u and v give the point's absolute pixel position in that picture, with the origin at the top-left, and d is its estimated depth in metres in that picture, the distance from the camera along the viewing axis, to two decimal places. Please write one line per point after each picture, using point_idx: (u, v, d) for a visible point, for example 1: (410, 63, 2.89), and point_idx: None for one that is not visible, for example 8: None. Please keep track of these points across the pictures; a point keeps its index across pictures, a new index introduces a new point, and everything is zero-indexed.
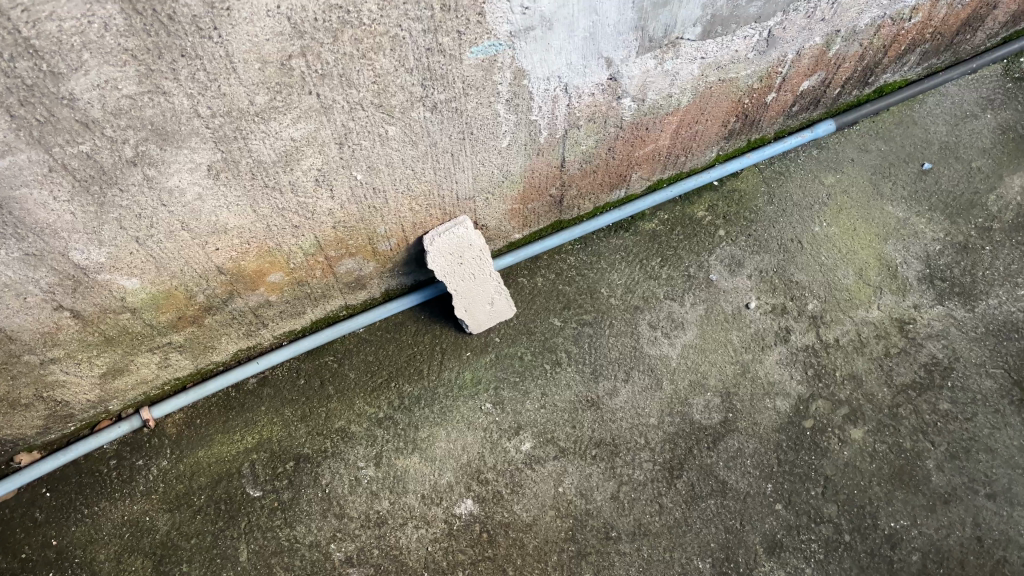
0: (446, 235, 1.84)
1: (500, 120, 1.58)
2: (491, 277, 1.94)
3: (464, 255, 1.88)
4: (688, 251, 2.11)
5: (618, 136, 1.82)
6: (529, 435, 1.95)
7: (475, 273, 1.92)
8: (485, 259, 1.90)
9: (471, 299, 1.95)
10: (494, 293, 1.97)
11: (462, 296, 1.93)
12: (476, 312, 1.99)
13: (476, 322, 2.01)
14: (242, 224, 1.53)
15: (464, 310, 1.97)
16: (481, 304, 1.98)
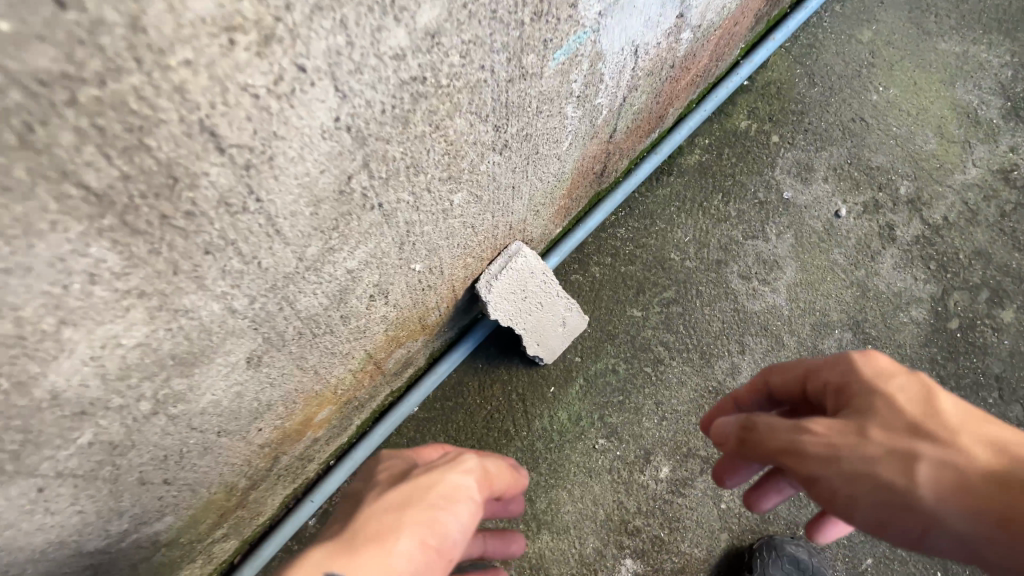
0: (500, 271, 1.43)
1: (566, 122, 1.15)
2: (558, 298, 1.51)
3: (524, 285, 1.48)
4: (747, 173, 1.76)
5: (668, 77, 1.42)
6: (663, 458, 1.60)
7: (540, 300, 1.50)
8: (550, 280, 1.50)
9: (543, 332, 1.53)
10: (567, 314, 1.55)
11: (532, 332, 1.51)
12: (551, 343, 1.57)
13: (552, 352, 1.60)
14: (288, 390, 1.07)
15: (538, 347, 1.55)
16: (555, 332, 1.56)
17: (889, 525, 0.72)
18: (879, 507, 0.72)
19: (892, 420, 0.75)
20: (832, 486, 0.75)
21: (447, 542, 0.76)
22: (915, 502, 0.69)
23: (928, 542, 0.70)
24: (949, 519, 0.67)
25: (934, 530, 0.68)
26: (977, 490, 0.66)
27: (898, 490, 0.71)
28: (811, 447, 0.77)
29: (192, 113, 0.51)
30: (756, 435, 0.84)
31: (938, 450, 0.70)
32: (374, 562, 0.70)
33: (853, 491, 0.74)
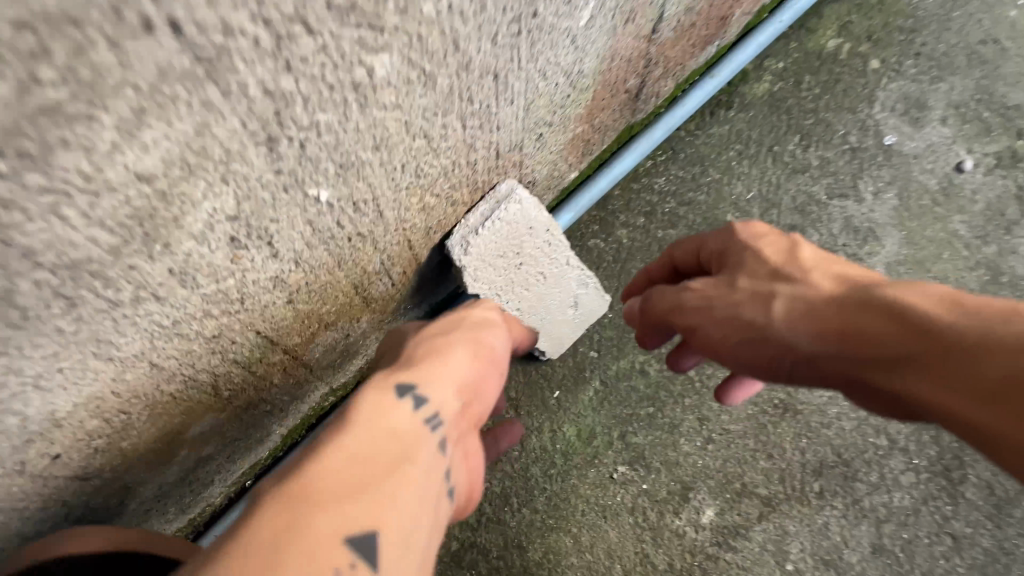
0: (483, 223, 0.96)
1: None
2: (568, 265, 1.08)
3: (518, 245, 1.02)
4: (836, 109, 1.28)
5: None
6: (706, 496, 1.17)
7: (542, 268, 1.06)
8: (556, 238, 1.05)
9: (545, 315, 1.11)
10: (581, 288, 1.12)
11: (529, 312, 1.09)
12: (558, 330, 1.14)
13: (558, 343, 1.16)
14: (92, 394, 0.63)
15: (539, 336, 1.13)
16: (564, 313, 1.13)
17: (778, 360, 0.65)
18: (754, 350, 0.67)
19: (757, 268, 0.70)
20: (708, 336, 0.71)
21: (496, 357, 0.72)
22: (793, 344, 0.62)
23: (803, 375, 0.63)
24: (814, 350, 0.61)
25: (807, 360, 0.62)
26: (868, 331, 0.55)
27: (787, 336, 0.63)
28: (688, 301, 0.73)
29: None
30: (664, 302, 0.77)
31: (807, 301, 0.63)
32: (429, 369, 0.64)
33: (745, 343, 0.67)
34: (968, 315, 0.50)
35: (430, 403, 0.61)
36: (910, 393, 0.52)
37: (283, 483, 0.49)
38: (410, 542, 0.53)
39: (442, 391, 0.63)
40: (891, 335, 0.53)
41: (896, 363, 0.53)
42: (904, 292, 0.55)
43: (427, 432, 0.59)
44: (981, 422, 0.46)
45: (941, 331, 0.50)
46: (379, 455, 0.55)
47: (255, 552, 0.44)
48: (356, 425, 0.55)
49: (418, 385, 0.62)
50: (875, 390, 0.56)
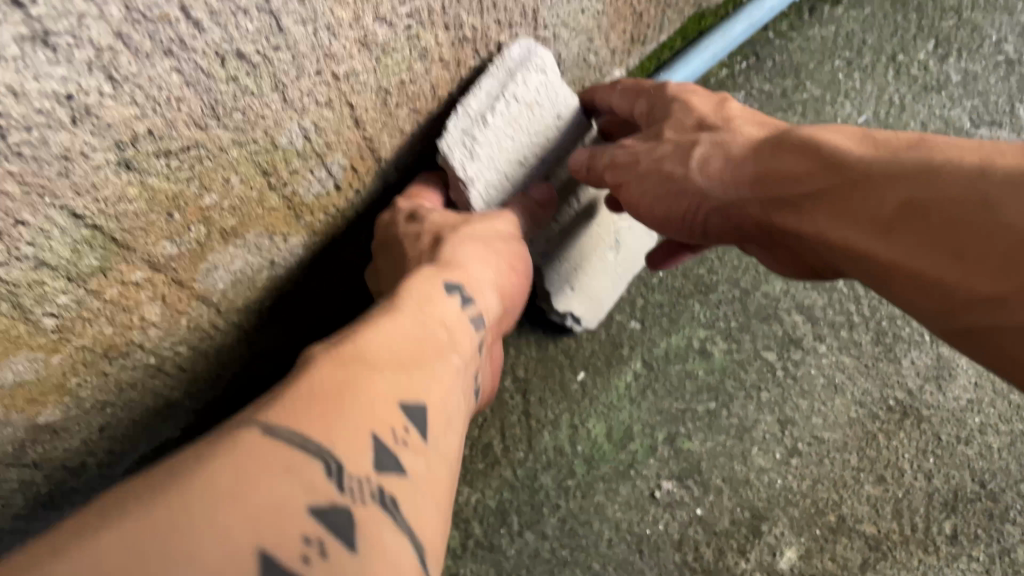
0: (496, 107, 0.65)
1: None
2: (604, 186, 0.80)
3: (546, 147, 0.71)
4: (985, 8, 0.94)
5: None
6: (787, 530, 0.82)
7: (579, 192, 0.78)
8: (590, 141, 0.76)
9: (582, 263, 0.81)
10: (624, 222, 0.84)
11: (563, 257, 0.80)
12: (602, 291, 0.83)
13: (598, 306, 0.83)
14: None
15: (579, 298, 0.81)
16: (608, 268, 0.83)
17: (693, 223, 0.62)
18: (668, 210, 0.62)
19: (684, 118, 0.64)
20: (625, 198, 0.64)
21: (526, 268, 0.68)
22: (710, 196, 0.59)
23: (717, 236, 0.62)
24: (750, 205, 0.57)
25: (721, 211, 0.59)
26: (816, 190, 0.51)
27: (700, 188, 0.59)
28: (613, 162, 0.64)
29: None
30: (590, 157, 0.66)
31: (724, 143, 0.60)
32: (467, 274, 0.61)
33: (655, 200, 0.62)
34: (903, 158, 0.47)
35: (474, 305, 0.60)
36: (844, 245, 0.49)
37: (336, 346, 0.48)
38: (433, 481, 0.46)
39: (483, 294, 0.62)
40: (827, 181, 0.50)
41: (806, 202, 0.52)
42: (839, 138, 0.51)
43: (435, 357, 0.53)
44: (891, 259, 0.46)
45: (862, 169, 0.49)
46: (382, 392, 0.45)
47: (289, 422, 0.41)
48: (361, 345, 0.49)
49: (466, 288, 0.61)
50: (783, 232, 0.55)
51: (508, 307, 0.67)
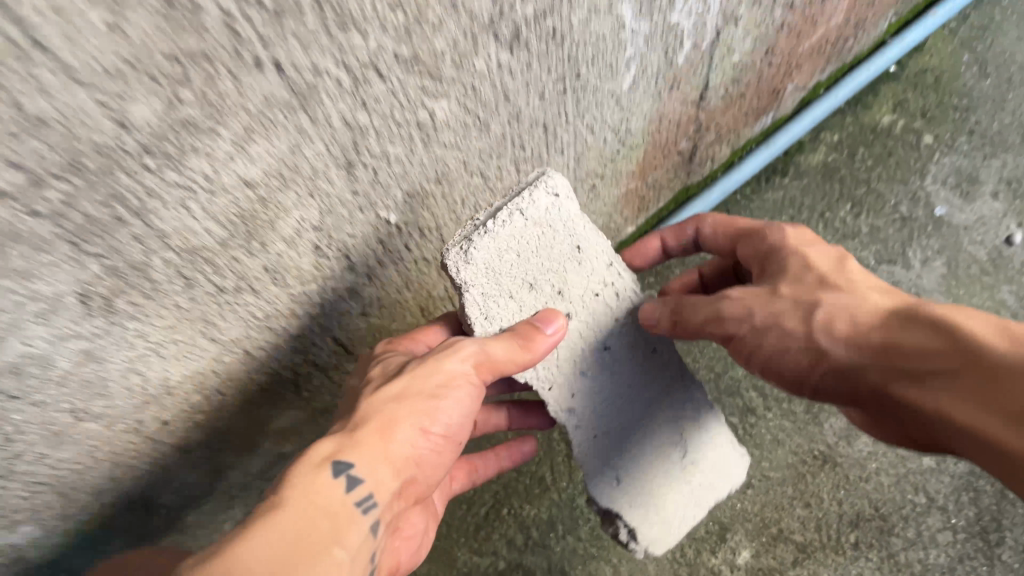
0: (497, 216, 0.79)
1: (624, 39, 0.82)
2: (619, 316, 0.88)
3: (560, 269, 0.83)
4: (888, 180, 1.36)
5: (784, 23, 1.07)
6: (743, 538, 1.22)
7: (599, 332, 0.87)
8: (613, 280, 0.87)
9: (642, 471, 0.88)
10: (650, 359, 0.89)
11: (605, 434, 0.88)
12: (665, 504, 0.88)
13: (665, 538, 0.89)
14: (195, 370, 0.77)
15: (629, 499, 0.88)
16: (670, 477, 0.89)
17: (812, 375, 0.74)
18: (790, 360, 0.76)
19: (801, 277, 0.77)
20: (771, 347, 0.76)
21: (447, 424, 0.76)
22: (829, 355, 0.72)
23: (828, 391, 0.74)
24: (870, 370, 0.69)
25: (836, 372, 0.72)
26: (908, 364, 0.66)
27: (823, 348, 0.72)
28: (738, 311, 0.77)
29: None
30: (699, 303, 0.80)
31: (850, 307, 0.73)
32: (376, 449, 0.71)
33: (774, 350, 0.76)
34: (1008, 341, 0.61)
35: (363, 485, 0.69)
36: (943, 410, 0.62)
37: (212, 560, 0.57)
38: None
39: (380, 472, 0.70)
40: (930, 351, 0.65)
41: (931, 377, 0.64)
42: (949, 312, 0.66)
43: (358, 513, 0.68)
44: (996, 435, 0.58)
45: (961, 354, 0.62)
46: (304, 536, 0.62)
47: None
48: (294, 488, 0.65)
49: (356, 468, 0.69)
50: (897, 402, 0.67)
51: (438, 470, 0.79)
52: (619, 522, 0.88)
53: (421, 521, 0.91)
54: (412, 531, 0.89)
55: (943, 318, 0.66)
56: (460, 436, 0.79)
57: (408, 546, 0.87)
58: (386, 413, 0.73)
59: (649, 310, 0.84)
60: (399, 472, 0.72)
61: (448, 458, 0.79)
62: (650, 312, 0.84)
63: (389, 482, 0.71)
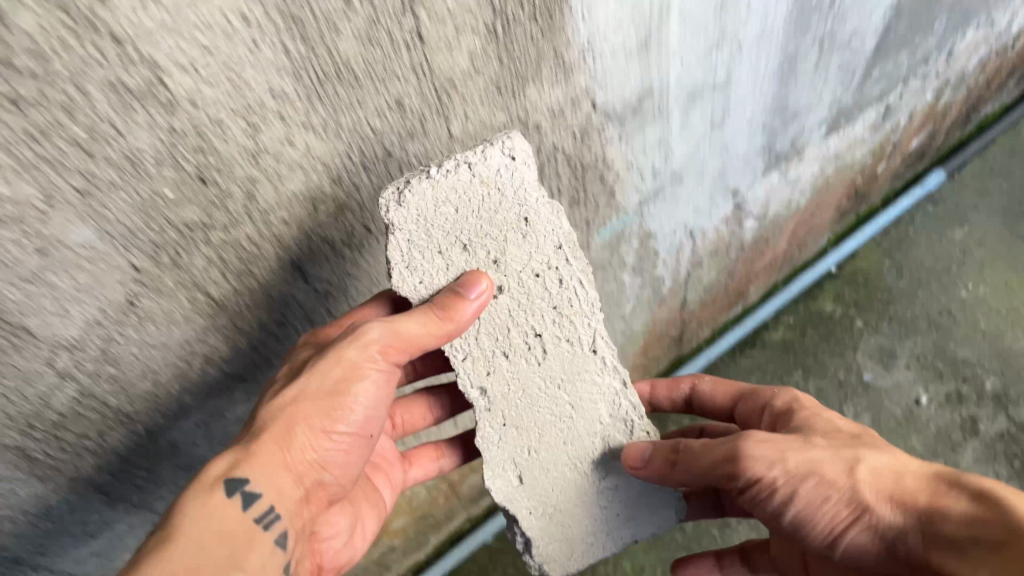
0: (442, 164, 0.76)
1: (625, 288, 1.35)
2: (555, 308, 0.84)
3: (501, 236, 0.80)
4: (829, 353, 1.82)
5: (739, 258, 1.60)
6: None
7: (529, 318, 0.84)
8: (559, 266, 0.82)
9: (547, 475, 0.88)
10: (581, 357, 0.86)
11: (519, 430, 0.87)
12: (568, 523, 0.90)
13: (565, 567, 0.91)
14: None
15: (524, 502, 0.88)
16: (578, 491, 0.89)
17: (846, 535, 0.66)
18: (827, 518, 0.67)
19: (834, 433, 0.73)
20: (796, 515, 0.69)
21: (365, 424, 0.81)
22: (872, 513, 0.65)
23: (852, 557, 0.67)
24: (914, 533, 0.63)
25: (874, 531, 0.65)
26: (952, 533, 0.60)
27: (868, 503, 0.65)
28: (772, 454, 0.69)
29: (284, 252, 0.77)
30: (732, 450, 0.71)
31: (893, 467, 0.67)
32: (277, 465, 0.74)
33: (814, 515, 0.68)
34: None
35: (260, 498, 0.72)
36: None
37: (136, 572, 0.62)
38: None
39: (281, 475, 0.74)
40: (1012, 543, 0.57)
41: (1011, 569, 0.56)
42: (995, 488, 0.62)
43: (260, 530, 0.72)
44: None
45: (1008, 526, 0.58)
46: (221, 546, 0.68)
47: None
48: (174, 556, 0.64)
49: (251, 482, 0.72)
50: (925, 566, 0.62)
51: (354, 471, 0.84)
52: (516, 529, 0.90)
53: (344, 524, 0.90)
54: (348, 539, 0.91)
55: (987, 489, 0.62)
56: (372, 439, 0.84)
57: (336, 555, 0.90)
58: (292, 429, 0.75)
59: (640, 447, 0.82)
60: (300, 477, 0.77)
61: (358, 459, 0.83)
62: (641, 451, 0.82)
63: (289, 490, 0.76)
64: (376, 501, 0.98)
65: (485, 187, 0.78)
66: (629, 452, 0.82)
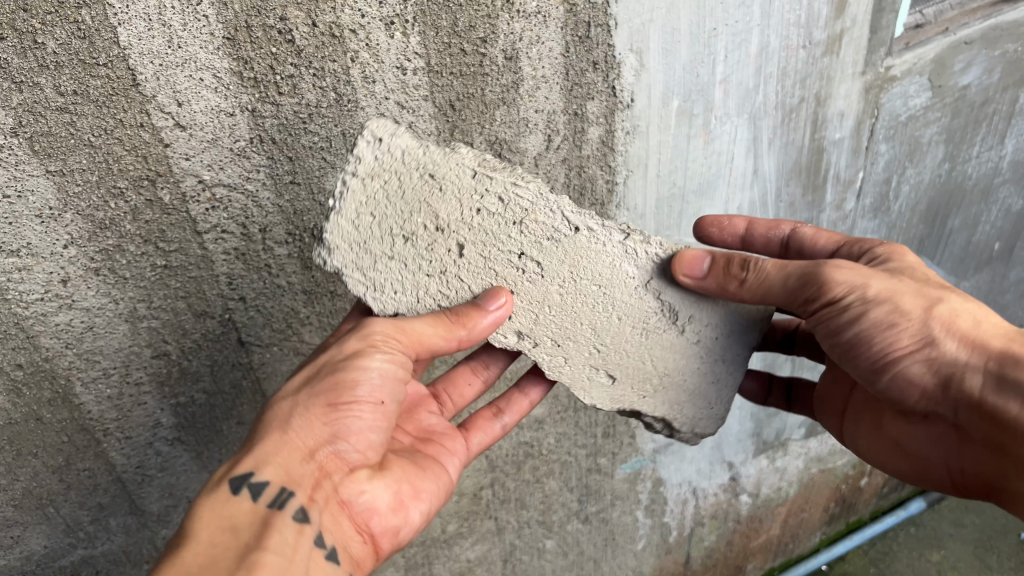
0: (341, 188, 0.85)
1: (639, 524, 1.74)
2: (519, 223, 0.88)
3: (424, 206, 0.86)
4: None
5: (736, 528, 1.95)
6: None
7: (502, 245, 0.88)
8: (485, 187, 0.86)
9: (630, 344, 0.97)
10: (569, 242, 0.89)
11: (572, 340, 0.95)
12: (681, 381, 1.01)
13: (711, 418, 1.05)
14: None
15: (631, 389, 1.00)
16: (688, 356, 1.00)
17: (901, 361, 0.84)
18: (891, 342, 0.83)
19: (915, 276, 0.87)
20: (856, 334, 0.85)
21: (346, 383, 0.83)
22: (935, 346, 0.82)
23: (898, 380, 0.86)
24: (975, 372, 0.81)
25: (927, 360, 0.83)
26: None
27: (933, 336, 0.82)
28: (854, 280, 0.83)
29: None
30: (810, 273, 0.84)
31: (970, 312, 0.83)
32: (284, 454, 0.81)
33: (876, 346, 0.84)
34: None
35: (264, 484, 0.78)
36: None
37: None
38: None
39: (282, 463, 0.80)
40: None
41: None
42: None
43: (278, 511, 0.77)
44: None
45: None
46: (216, 561, 0.71)
47: None
48: (200, 533, 0.74)
49: (257, 474, 0.79)
50: (966, 397, 0.82)
51: (381, 442, 0.87)
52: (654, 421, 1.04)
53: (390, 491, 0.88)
54: (396, 504, 0.88)
55: None
56: (390, 411, 0.87)
57: (384, 521, 0.87)
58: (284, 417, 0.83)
59: (695, 256, 0.88)
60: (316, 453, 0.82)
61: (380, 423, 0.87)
62: (700, 260, 0.88)
63: (303, 464, 0.81)
64: (443, 478, 0.96)
65: (378, 180, 0.85)
66: (683, 259, 0.88)
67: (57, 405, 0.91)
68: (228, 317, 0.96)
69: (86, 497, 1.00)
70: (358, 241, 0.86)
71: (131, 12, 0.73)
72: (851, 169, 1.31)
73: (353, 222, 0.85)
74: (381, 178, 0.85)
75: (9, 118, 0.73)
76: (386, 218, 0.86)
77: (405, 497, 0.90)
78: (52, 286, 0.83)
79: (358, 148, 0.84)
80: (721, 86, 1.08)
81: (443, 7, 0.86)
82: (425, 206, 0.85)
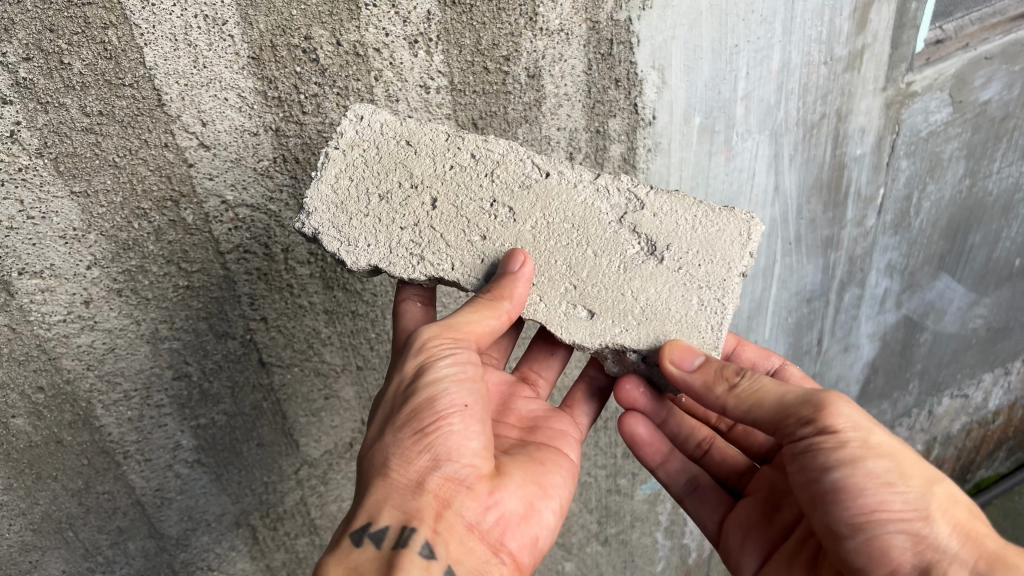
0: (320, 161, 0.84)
1: (658, 545, 1.72)
2: (491, 174, 0.84)
3: (399, 173, 0.84)
4: None
5: None
6: None
7: (469, 199, 0.84)
8: (456, 150, 0.85)
9: (609, 274, 0.81)
10: (541, 185, 0.84)
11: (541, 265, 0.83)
12: (662, 307, 0.81)
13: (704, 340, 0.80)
14: None
15: (612, 322, 0.81)
16: (686, 293, 0.80)
17: (883, 524, 0.71)
18: (880, 500, 0.70)
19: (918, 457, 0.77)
20: (838, 479, 0.71)
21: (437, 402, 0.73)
22: (927, 523, 0.70)
23: (869, 548, 0.72)
24: (960, 565, 0.69)
25: (915, 535, 0.70)
26: None
27: (928, 511, 0.70)
28: (860, 420, 0.72)
29: None
30: (817, 395, 0.74)
31: (965, 503, 0.72)
32: (394, 495, 0.71)
33: (858, 499, 0.71)
34: None
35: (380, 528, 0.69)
36: None
37: None
38: None
39: (393, 506, 0.70)
40: None
41: None
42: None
43: (403, 551, 0.68)
44: None
45: None
46: None
47: None
48: None
49: (375, 523, 0.70)
50: None
51: (488, 444, 0.76)
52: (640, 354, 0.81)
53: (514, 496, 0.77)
54: (525, 512, 0.77)
55: None
56: (484, 414, 0.76)
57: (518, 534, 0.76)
58: (385, 452, 0.73)
59: (690, 348, 0.77)
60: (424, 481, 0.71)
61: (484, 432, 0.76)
62: (692, 354, 0.77)
63: (411, 497, 0.71)
64: (564, 461, 0.86)
65: (355, 150, 0.84)
66: (674, 347, 0.77)
67: (78, 428, 0.90)
68: (250, 337, 0.95)
69: (106, 521, 0.99)
70: (339, 205, 0.83)
71: (157, 32, 0.73)
72: (872, 185, 1.30)
73: (332, 187, 0.83)
74: (358, 149, 0.84)
75: (34, 138, 0.73)
76: (359, 186, 0.84)
77: (535, 497, 0.79)
78: (74, 307, 0.82)
79: (341, 126, 0.84)
80: (743, 103, 1.08)
81: (466, 25, 0.85)
82: (397, 172, 0.84)
